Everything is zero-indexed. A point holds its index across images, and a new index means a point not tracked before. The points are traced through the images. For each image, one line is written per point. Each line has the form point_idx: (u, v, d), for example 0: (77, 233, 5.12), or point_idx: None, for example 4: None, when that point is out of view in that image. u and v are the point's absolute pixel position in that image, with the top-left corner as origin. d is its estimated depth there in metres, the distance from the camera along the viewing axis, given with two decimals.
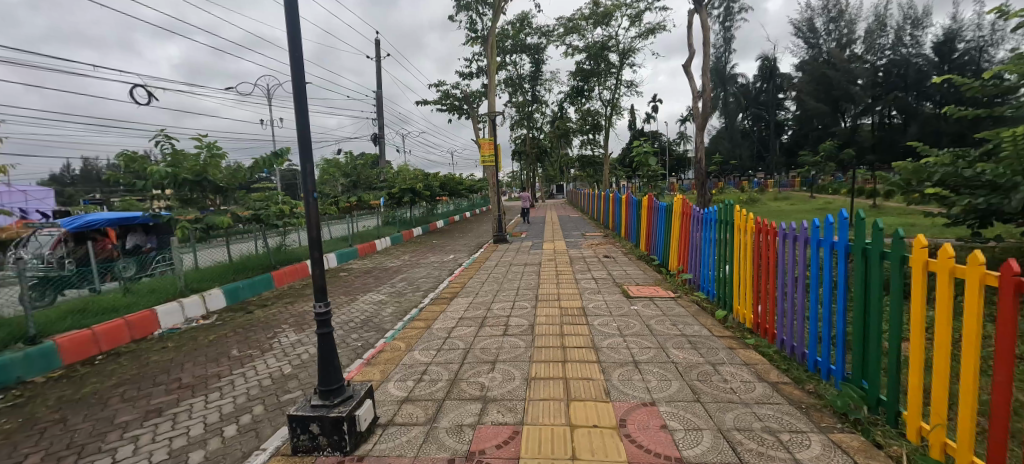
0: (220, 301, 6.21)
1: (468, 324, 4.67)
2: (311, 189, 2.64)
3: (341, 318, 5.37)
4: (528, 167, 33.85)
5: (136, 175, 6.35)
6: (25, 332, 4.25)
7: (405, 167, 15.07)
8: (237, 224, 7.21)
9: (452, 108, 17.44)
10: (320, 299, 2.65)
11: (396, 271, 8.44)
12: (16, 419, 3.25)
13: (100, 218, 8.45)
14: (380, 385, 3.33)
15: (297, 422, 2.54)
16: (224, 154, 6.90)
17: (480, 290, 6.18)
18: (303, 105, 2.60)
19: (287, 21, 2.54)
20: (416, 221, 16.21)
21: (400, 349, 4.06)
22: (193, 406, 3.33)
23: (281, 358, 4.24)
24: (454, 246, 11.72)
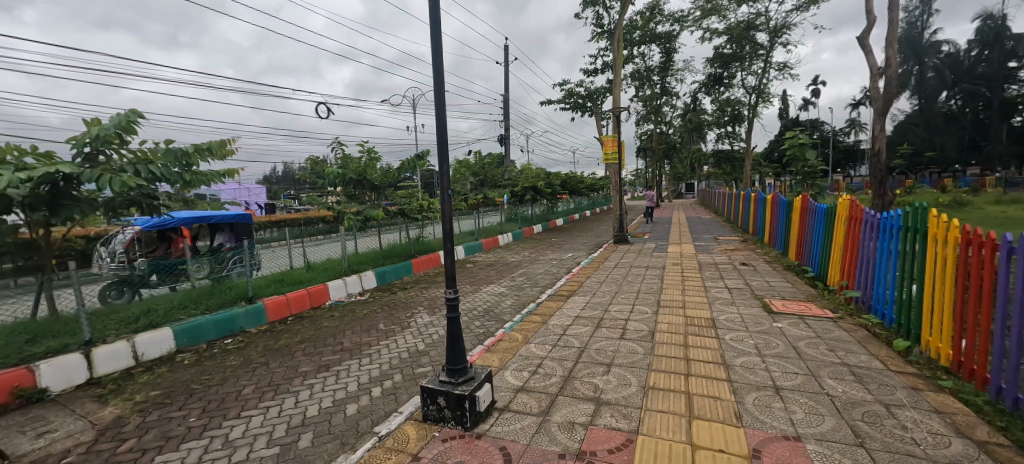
0: (372, 281, 7.30)
1: (584, 323, 4.65)
2: (446, 186, 2.93)
3: (467, 306, 5.83)
4: (655, 164, 31.95)
5: (318, 175, 7.85)
6: (246, 293, 5.64)
7: (529, 166, 15.57)
8: (387, 217, 8.37)
9: (576, 106, 17.42)
10: (450, 286, 2.94)
11: (517, 266, 8.81)
12: (239, 358, 4.34)
13: (176, 218, 8.08)
14: (499, 372, 3.54)
15: (427, 393, 2.86)
16: (379, 157, 8.07)
17: (597, 290, 6.08)
18: (441, 111, 2.90)
19: (431, 37, 2.86)
20: (537, 218, 16.64)
21: (518, 340, 4.25)
22: (351, 366, 4.01)
23: (416, 336, 4.80)
24: (572, 245, 11.73)
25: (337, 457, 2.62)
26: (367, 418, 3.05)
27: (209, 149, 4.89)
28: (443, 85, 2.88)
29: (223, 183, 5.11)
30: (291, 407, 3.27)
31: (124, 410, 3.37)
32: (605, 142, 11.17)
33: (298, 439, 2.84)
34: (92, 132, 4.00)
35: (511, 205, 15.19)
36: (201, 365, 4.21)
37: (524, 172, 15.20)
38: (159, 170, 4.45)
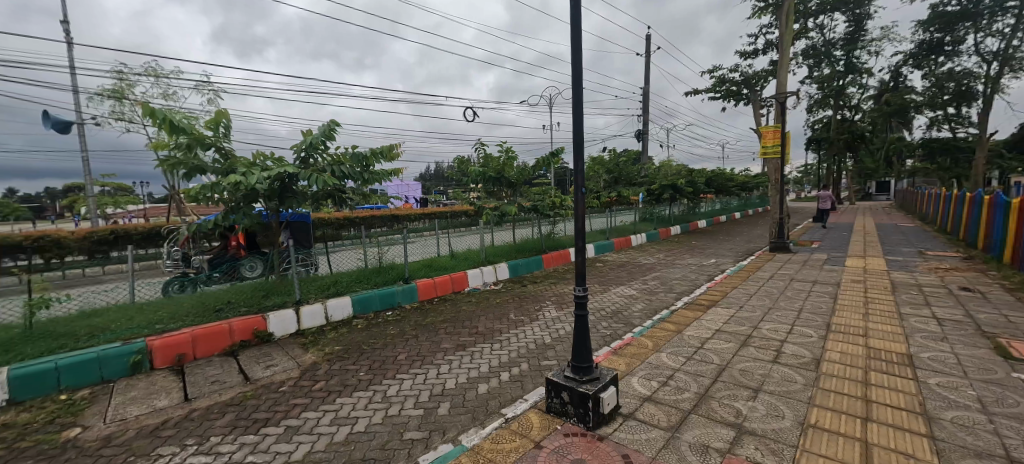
0: (505, 272, 7.76)
1: (726, 338, 4.17)
2: (580, 184, 2.94)
3: (594, 305, 5.77)
4: (831, 159, 26.54)
5: (463, 173, 8.65)
6: (403, 274, 6.58)
7: (668, 163, 14.53)
8: (521, 213, 8.78)
9: (729, 94, 15.54)
10: (580, 284, 2.95)
11: (650, 268, 8.34)
12: (396, 329, 5.10)
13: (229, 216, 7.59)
14: (625, 377, 3.42)
15: (552, 386, 2.94)
16: (517, 156, 8.50)
17: (745, 304, 5.37)
18: (579, 109, 2.91)
19: (572, 37, 2.89)
20: (675, 219, 15.44)
21: (647, 347, 4.04)
22: (483, 349, 4.35)
23: (544, 329, 4.95)
24: (716, 250, 10.57)
25: (469, 429, 2.89)
26: (496, 399, 3.28)
27: (382, 152, 5.83)
28: (581, 83, 2.89)
29: (391, 181, 6.04)
30: (434, 378, 3.71)
31: (317, 358, 4.27)
32: (763, 134, 9.73)
33: (438, 406, 3.21)
34: (307, 140, 5.18)
35: (647, 204, 14.40)
36: (368, 330, 5.08)
37: (663, 168, 14.23)
38: (347, 170, 5.51)
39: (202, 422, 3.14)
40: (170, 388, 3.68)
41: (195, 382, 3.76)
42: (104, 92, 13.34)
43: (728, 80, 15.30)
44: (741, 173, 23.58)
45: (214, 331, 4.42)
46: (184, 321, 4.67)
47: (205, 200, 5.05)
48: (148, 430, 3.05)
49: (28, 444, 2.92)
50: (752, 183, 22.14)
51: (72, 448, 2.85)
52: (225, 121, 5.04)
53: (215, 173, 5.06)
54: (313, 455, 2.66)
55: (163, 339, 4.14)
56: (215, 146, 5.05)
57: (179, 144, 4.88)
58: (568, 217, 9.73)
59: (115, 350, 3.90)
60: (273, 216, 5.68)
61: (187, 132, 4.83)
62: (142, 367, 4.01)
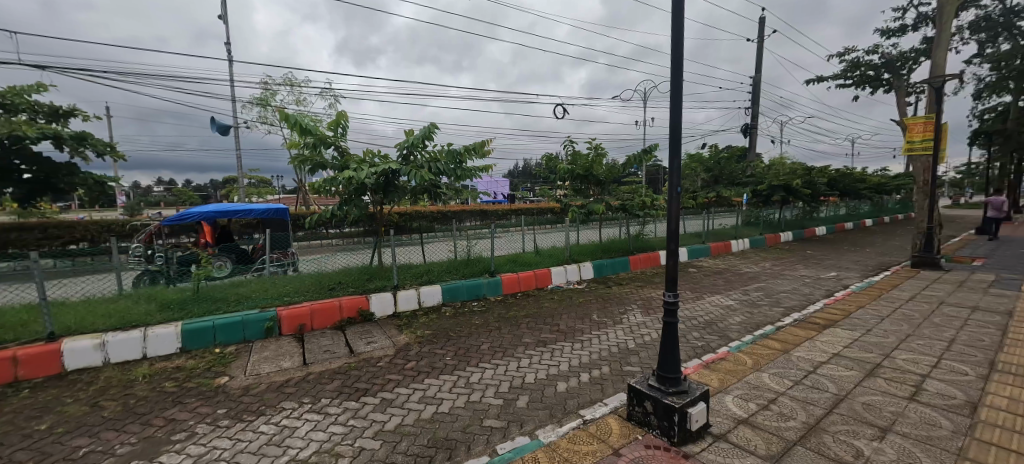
0: (589, 272, 7.62)
1: (845, 365, 3.61)
2: (676, 184, 2.75)
3: (685, 313, 5.39)
4: (1008, 157, 21.36)
5: (551, 170, 8.66)
6: (489, 267, 6.82)
7: (781, 161, 12.96)
8: (609, 212, 8.53)
9: (864, 81, 13.32)
10: (670, 289, 2.78)
11: (752, 278, 7.55)
12: (481, 319, 5.31)
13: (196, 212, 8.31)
14: (717, 394, 3.15)
15: (634, 393, 2.82)
16: (606, 153, 8.26)
17: (874, 327, 4.59)
18: (677, 103, 2.73)
19: (673, 26, 2.72)
20: (787, 224, 13.73)
21: (745, 364, 3.67)
22: (564, 347, 4.33)
23: (628, 333, 4.77)
24: (837, 261, 9.18)
25: (546, 425, 2.90)
26: (575, 399, 3.24)
27: (474, 149, 6.09)
28: (682, 75, 2.70)
29: (481, 177, 6.29)
30: (514, 370, 3.79)
31: (410, 339, 4.63)
32: (909, 127, 8.17)
33: (517, 399, 3.28)
34: (409, 139, 5.62)
35: (752, 207, 13.02)
36: (455, 318, 5.36)
37: (774, 167, 12.73)
38: (443, 166, 5.86)
39: (315, 384, 3.60)
40: (292, 352, 4.29)
41: (311, 350, 4.33)
42: (253, 100, 15.89)
43: (863, 64, 13.12)
44: (876, 174, 20.13)
45: (327, 306, 5.04)
46: (304, 296, 5.40)
47: (324, 192, 5.76)
48: (275, 385, 3.59)
49: (193, 385, 3.63)
50: (889, 185, 18.79)
51: (222, 393, 3.47)
52: (343, 122, 5.67)
53: (333, 169, 5.74)
54: (403, 428, 2.90)
55: (289, 310, 4.84)
56: (334, 145, 5.72)
57: (306, 143, 5.62)
58: (660, 218, 9.21)
59: (255, 316, 4.66)
60: (378, 208, 6.27)
61: (313, 133, 5.53)
62: (273, 332, 4.73)
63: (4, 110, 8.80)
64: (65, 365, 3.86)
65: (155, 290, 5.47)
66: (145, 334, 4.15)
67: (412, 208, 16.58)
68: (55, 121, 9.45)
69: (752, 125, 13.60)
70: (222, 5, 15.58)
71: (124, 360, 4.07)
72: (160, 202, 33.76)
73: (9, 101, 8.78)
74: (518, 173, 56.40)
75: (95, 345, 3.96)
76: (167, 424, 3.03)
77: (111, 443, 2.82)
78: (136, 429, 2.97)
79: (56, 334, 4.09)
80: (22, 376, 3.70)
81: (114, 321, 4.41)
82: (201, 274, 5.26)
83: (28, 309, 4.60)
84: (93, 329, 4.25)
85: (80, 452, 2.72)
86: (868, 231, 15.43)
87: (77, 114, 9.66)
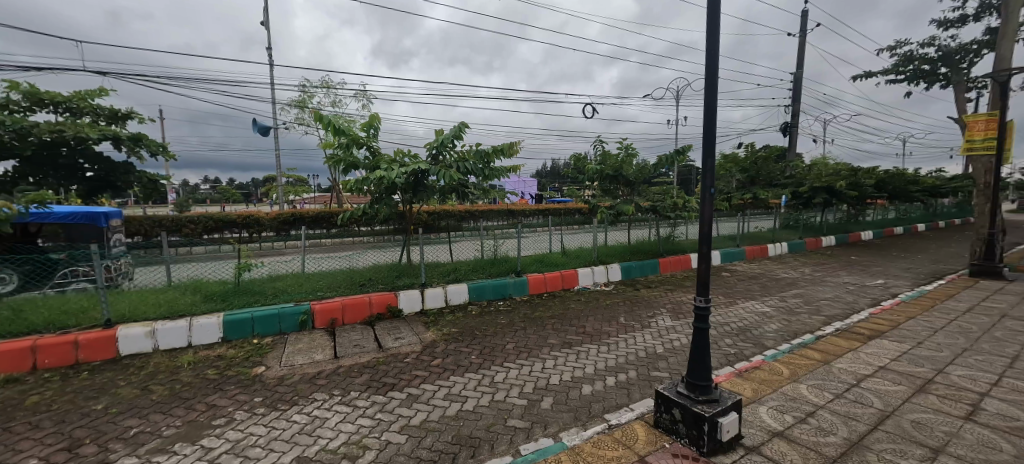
0: (617, 274, 7.48)
1: (893, 379, 3.39)
2: (710, 185, 2.66)
3: (718, 319, 5.21)
4: None
5: (579, 170, 8.57)
6: (515, 267, 6.83)
7: (823, 161, 12.32)
8: (638, 213, 8.36)
9: (918, 76, 12.49)
10: (701, 294, 2.70)
11: (790, 284, 7.21)
12: (506, 319, 5.32)
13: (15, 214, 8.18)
14: (750, 404, 3.03)
15: (662, 400, 2.75)
16: (636, 153, 8.10)
17: (926, 340, 4.29)
18: (712, 102, 2.64)
19: (709, 22, 2.63)
20: (829, 228, 13.05)
21: (781, 374, 3.51)
22: (590, 350, 4.27)
23: (656, 338, 4.65)
24: (885, 268, 8.64)
25: (570, 428, 2.88)
26: (600, 403, 3.20)
27: (503, 149, 6.11)
28: (717, 73, 2.61)
29: (509, 177, 6.29)
30: (538, 371, 3.77)
31: (436, 336, 4.69)
32: (969, 125, 7.59)
33: (541, 400, 3.26)
34: (438, 139, 5.70)
35: (791, 209, 12.46)
36: (481, 317, 5.40)
37: (815, 167, 12.13)
38: (471, 166, 5.91)
39: (344, 377, 3.70)
40: (324, 345, 4.43)
41: (342, 344, 4.46)
42: (291, 101, 16.54)
43: (918, 58, 12.29)
44: (930, 175, 18.83)
45: (358, 302, 5.18)
46: (336, 291, 5.57)
47: (356, 191, 5.91)
48: (307, 377, 3.72)
49: (232, 373, 3.81)
50: (945, 187, 17.53)
51: (258, 382, 3.63)
52: (375, 123, 5.81)
53: (365, 168, 5.89)
54: (428, 424, 2.94)
55: (322, 304, 5.01)
56: (366, 145, 5.86)
57: (340, 143, 5.79)
58: (692, 220, 8.94)
59: (291, 309, 4.85)
60: (408, 207, 6.38)
61: (347, 133, 5.70)
62: (307, 325, 4.91)
63: (71, 113, 9.55)
64: (120, 350, 4.14)
65: (200, 281, 5.79)
66: (190, 324, 4.39)
67: (440, 208, 16.84)
68: (115, 123, 10.16)
69: (792, 124, 12.99)
70: (265, 12, 16.32)
71: (172, 347, 4.33)
72: (206, 199, 35.74)
73: (75, 105, 9.50)
74: (546, 174, 56.27)
75: (145, 333, 4.22)
76: (209, 409, 3.20)
77: (159, 425, 3.00)
78: (181, 413, 3.14)
79: (112, 321, 4.39)
80: (82, 359, 4.00)
81: (163, 310, 4.69)
82: (241, 268, 5.52)
83: (89, 297, 4.97)
84: (144, 317, 4.54)
85: (131, 432, 2.91)
86: (920, 236, 14.47)
87: (134, 117, 10.35)
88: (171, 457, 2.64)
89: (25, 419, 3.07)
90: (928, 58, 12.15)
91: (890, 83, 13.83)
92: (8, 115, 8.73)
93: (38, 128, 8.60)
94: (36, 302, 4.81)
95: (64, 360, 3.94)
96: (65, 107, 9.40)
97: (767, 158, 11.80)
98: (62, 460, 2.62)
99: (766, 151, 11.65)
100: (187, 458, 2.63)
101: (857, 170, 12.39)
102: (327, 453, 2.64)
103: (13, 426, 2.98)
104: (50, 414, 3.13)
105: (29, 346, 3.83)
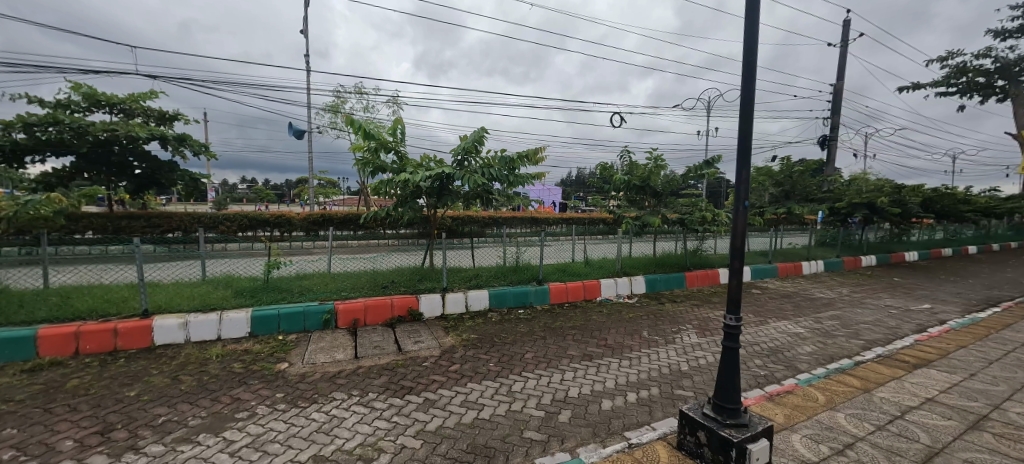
0: (641, 286, 7.31)
1: (942, 413, 3.13)
2: (744, 197, 2.54)
3: (747, 338, 4.99)
4: None
5: (605, 179, 8.46)
6: (537, 276, 6.76)
7: (864, 176, 11.76)
8: (665, 225, 8.13)
9: (973, 87, 11.79)
10: (732, 312, 2.57)
11: (826, 304, 6.84)
12: (526, 327, 5.27)
13: None
14: (782, 431, 2.86)
15: (686, 421, 2.63)
16: (665, 164, 7.91)
17: (979, 371, 3.96)
18: (748, 111, 2.54)
19: (747, 30, 2.54)
20: (869, 247, 12.40)
21: (817, 401, 3.31)
22: (611, 364, 4.16)
23: (681, 355, 4.48)
24: (932, 292, 8.10)
25: (589, 443, 2.78)
26: (620, 420, 3.09)
27: (527, 156, 6.08)
28: (753, 83, 2.51)
29: (533, 184, 6.26)
30: (557, 383, 3.69)
31: (455, 342, 4.67)
32: None
33: (560, 412, 3.18)
34: (463, 145, 5.74)
35: (828, 226, 11.92)
36: (500, 324, 5.35)
37: (855, 183, 11.56)
38: (496, 172, 5.91)
39: (363, 378, 3.73)
40: (345, 345, 4.49)
41: (362, 345, 4.50)
42: (325, 106, 17.06)
43: (971, 69, 11.63)
44: (984, 193, 17.60)
45: (380, 303, 5.25)
46: (360, 292, 5.67)
47: (383, 194, 6.03)
48: (328, 376, 3.76)
49: (257, 368, 3.89)
50: (1001, 207, 16.35)
51: (280, 378, 3.70)
52: (402, 128, 5.91)
53: (391, 172, 5.99)
54: (444, 430, 2.92)
55: (345, 305, 5.08)
56: (394, 149, 5.97)
57: (369, 147, 5.90)
58: (720, 233, 8.64)
59: (316, 308, 4.95)
60: (432, 212, 6.43)
61: (376, 138, 5.80)
62: (330, 324, 5.00)
63: (125, 114, 10.18)
64: (154, 340, 4.31)
65: (232, 277, 6.02)
66: (219, 318, 4.53)
67: (464, 213, 17.02)
68: (163, 124, 10.77)
69: (831, 137, 12.45)
70: (303, 20, 16.95)
71: (201, 339, 4.48)
72: (243, 198, 37.40)
73: (129, 106, 10.11)
74: (570, 183, 56.16)
75: (178, 324, 4.39)
76: (232, 402, 3.27)
77: (185, 414, 3.09)
78: (207, 404, 3.23)
79: (149, 311, 4.58)
80: (120, 347, 4.18)
81: (196, 303, 4.88)
82: (271, 266, 5.68)
83: (129, 287, 5.21)
84: (179, 308, 4.73)
85: (159, 420, 3.00)
86: (970, 258, 13.58)
87: (180, 118, 10.95)
88: (195, 447, 2.70)
89: (64, 401, 3.22)
90: (983, 69, 11.48)
91: (940, 96, 13.12)
92: (70, 115, 9.42)
93: (93, 126, 9.24)
94: (82, 290, 5.07)
95: (104, 347, 4.13)
96: (119, 108, 10.06)
97: (803, 172, 11.31)
98: (95, 444, 2.72)
99: (803, 165, 11.14)
100: (209, 449, 2.68)
101: (903, 187, 11.71)
102: (343, 454, 2.65)
103: (54, 408, 3.13)
104: (87, 398, 3.27)
105: (73, 332, 4.04)
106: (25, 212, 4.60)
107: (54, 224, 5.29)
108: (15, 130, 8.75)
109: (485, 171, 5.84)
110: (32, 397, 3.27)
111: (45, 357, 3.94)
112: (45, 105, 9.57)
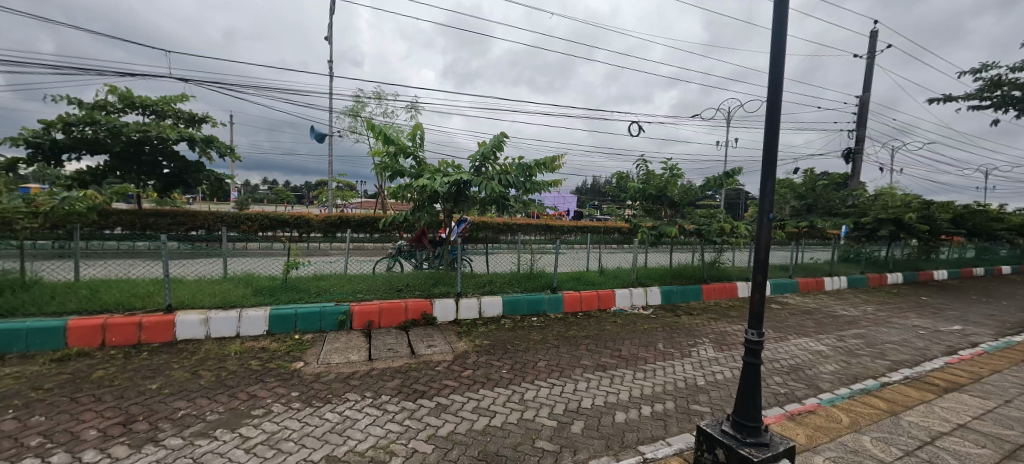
0: (656, 297, 7.22)
1: (975, 441, 2.99)
2: (768, 209, 2.49)
3: (767, 354, 4.86)
4: None
5: (621, 188, 8.41)
6: (551, 283, 6.74)
7: (890, 190, 11.44)
8: (682, 235, 7.99)
9: (1008, 99, 11.36)
10: (753, 327, 2.52)
11: (849, 322, 6.61)
12: (539, 335, 5.23)
13: None
14: (803, 452, 2.77)
15: (704, 437, 2.56)
16: (682, 175, 7.82)
17: (1015, 398, 3.78)
18: (774, 121, 2.49)
19: (775, 40, 2.50)
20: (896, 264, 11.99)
21: (840, 422, 3.19)
22: (625, 375, 4.10)
23: (697, 369, 4.37)
24: (963, 313, 7.78)
25: (601, 456, 2.74)
26: (634, 433, 3.03)
27: (545, 164, 6.09)
28: (778, 92, 2.47)
29: (550, 191, 6.26)
30: (570, 393, 3.65)
31: (468, 347, 4.68)
32: None
33: (572, 423, 3.14)
34: (481, 151, 5.78)
35: (852, 241, 11.58)
36: (513, 331, 5.33)
37: (882, 197, 11.20)
38: (512, 179, 5.93)
39: (377, 380, 3.75)
40: (360, 347, 4.53)
41: (377, 347, 4.54)
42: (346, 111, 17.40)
43: (1006, 82, 11.24)
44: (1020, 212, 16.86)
45: (394, 306, 5.29)
46: (376, 293, 5.73)
47: (400, 197, 6.10)
48: (342, 376, 3.80)
49: (274, 366, 3.96)
50: None
51: (297, 377, 3.75)
52: (421, 133, 5.97)
53: (409, 176, 6.07)
54: (455, 436, 2.90)
55: (360, 306, 5.15)
56: (412, 154, 6.06)
57: (388, 151, 5.98)
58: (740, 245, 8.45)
59: (332, 308, 5.01)
60: (448, 217, 6.48)
61: (395, 142, 5.88)
62: (345, 325, 5.06)
63: (156, 115, 10.56)
64: (177, 335, 4.43)
65: (252, 276, 6.13)
66: (239, 316, 4.63)
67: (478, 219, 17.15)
68: (192, 126, 11.13)
69: (857, 149, 12.13)
70: (329, 27, 17.43)
71: (221, 336, 4.58)
72: (264, 198, 38.67)
73: (160, 108, 10.50)
74: (586, 192, 56.08)
75: (200, 321, 4.50)
76: (249, 399, 3.33)
77: (203, 409, 3.15)
78: (224, 400, 3.29)
79: (172, 306, 4.72)
80: (144, 340, 4.30)
81: (217, 300, 4.99)
82: (290, 266, 5.78)
83: (155, 282, 5.38)
84: (200, 305, 4.84)
85: (179, 414, 3.07)
86: (1005, 279, 12.99)
87: (208, 120, 11.32)
88: (212, 442, 2.75)
89: (90, 391, 3.33)
90: (1019, 83, 11.08)
91: (973, 109, 12.67)
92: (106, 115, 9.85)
93: (127, 127, 9.65)
94: (110, 284, 5.25)
95: (129, 339, 4.26)
96: (151, 110, 10.44)
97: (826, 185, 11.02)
98: (117, 434, 2.79)
99: (827, 178, 10.83)
100: (225, 444, 2.72)
101: (932, 202, 11.29)
102: (355, 455, 2.66)
103: (80, 397, 3.23)
104: (110, 389, 3.37)
105: (101, 324, 4.17)
106: (62, 207, 4.80)
107: (87, 220, 5.49)
108: (55, 129, 9.18)
109: (500, 177, 5.86)
110: (60, 386, 3.38)
111: (73, 347, 4.08)
112: (83, 105, 10.03)
